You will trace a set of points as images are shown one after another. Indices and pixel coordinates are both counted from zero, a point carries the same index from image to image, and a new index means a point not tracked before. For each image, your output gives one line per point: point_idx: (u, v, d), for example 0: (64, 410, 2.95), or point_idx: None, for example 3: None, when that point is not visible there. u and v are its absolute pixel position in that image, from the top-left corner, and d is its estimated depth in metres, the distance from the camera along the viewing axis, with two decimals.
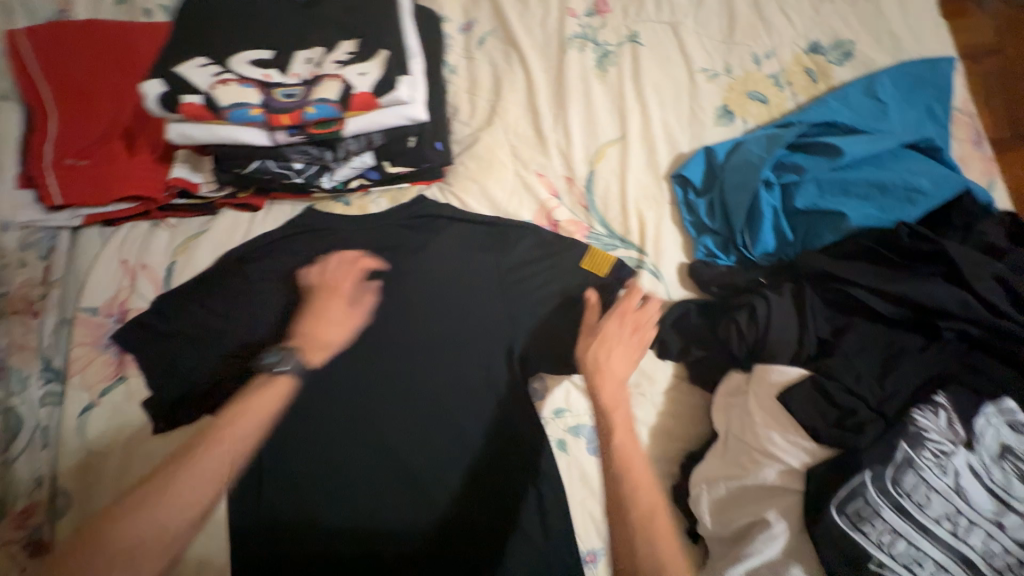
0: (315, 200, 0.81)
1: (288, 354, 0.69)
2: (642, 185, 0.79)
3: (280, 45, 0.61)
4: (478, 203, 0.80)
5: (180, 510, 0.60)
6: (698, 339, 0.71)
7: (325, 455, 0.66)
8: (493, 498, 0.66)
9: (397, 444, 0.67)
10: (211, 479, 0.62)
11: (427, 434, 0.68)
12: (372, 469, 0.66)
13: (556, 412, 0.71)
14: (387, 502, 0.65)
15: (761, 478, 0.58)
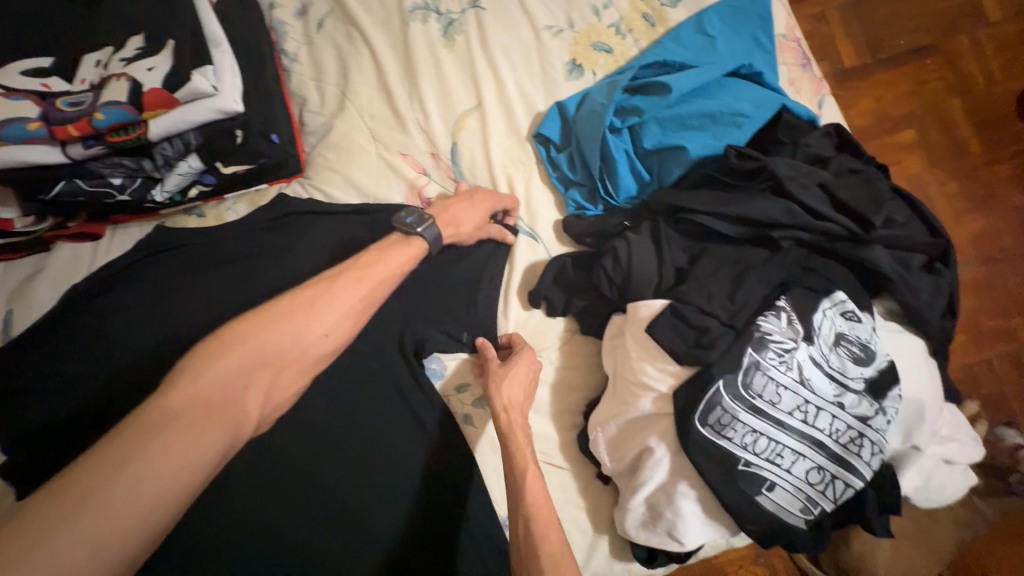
0: (164, 217, 0.74)
1: (427, 219, 0.67)
2: (506, 149, 0.79)
3: (56, 52, 0.55)
4: (344, 192, 0.77)
5: (246, 370, 0.49)
6: (579, 290, 0.73)
7: (225, 513, 0.58)
8: (403, 490, 0.64)
9: (314, 483, 0.62)
10: (318, 323, 0.55)
11: (324, 439, 0.63)
12: (267, 490, 0.60)
13: (457, 388, 0.73)
14: (317, 542, 0.60)
15: (639, 409, 0.61)
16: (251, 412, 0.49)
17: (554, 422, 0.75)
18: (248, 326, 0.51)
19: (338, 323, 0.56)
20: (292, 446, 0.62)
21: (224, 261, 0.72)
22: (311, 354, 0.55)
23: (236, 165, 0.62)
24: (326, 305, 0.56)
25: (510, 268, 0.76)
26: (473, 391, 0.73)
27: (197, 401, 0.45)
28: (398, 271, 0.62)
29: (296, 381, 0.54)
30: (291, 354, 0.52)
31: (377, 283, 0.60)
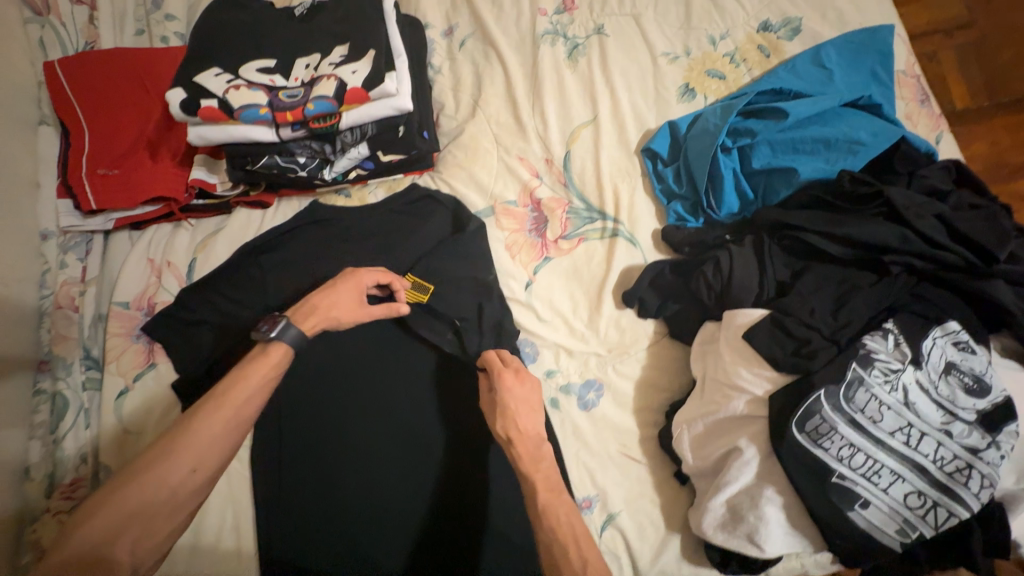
0: (319, 194, 0.88)
1: (279, 320, 0.66)
2: (615, 160, 0.86)
3: (281, 55, 0.70)
4: (467, 187, 0.87)
5: (114, 528, 0.52)
6: (673, 294, 0.78)
7: (350, 445, 0.78)
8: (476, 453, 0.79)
9: (395, 441, 0.79)
10: (182, 467, 0.55)
11: (414, 400, 0.80)
12: (376, 434, 0.79)
13: (548, 373, 0.81)
14: (403, 485, 0.77)
15: (732, 409, 0.64)
16: (121, 562, 0.52)
17: (635, 416, 0.79)
18: (110, 490, 0.54)
19: (209, 461, 0.57)
20: (392, 405, 0.80)
21: (363, 236, 0.85)
22: (183, 494, 0.55)
23: (394, 154, 0.74)
24: (191, 445, 0.56)
25: (607, 267, 0.83)
26: (563, 377, 0.81)
27: (71, 560, 0.50)
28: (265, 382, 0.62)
29: (172, 517, 0.55)
30: (159, 500, 0.54)
31: (225, 419, 0.58)
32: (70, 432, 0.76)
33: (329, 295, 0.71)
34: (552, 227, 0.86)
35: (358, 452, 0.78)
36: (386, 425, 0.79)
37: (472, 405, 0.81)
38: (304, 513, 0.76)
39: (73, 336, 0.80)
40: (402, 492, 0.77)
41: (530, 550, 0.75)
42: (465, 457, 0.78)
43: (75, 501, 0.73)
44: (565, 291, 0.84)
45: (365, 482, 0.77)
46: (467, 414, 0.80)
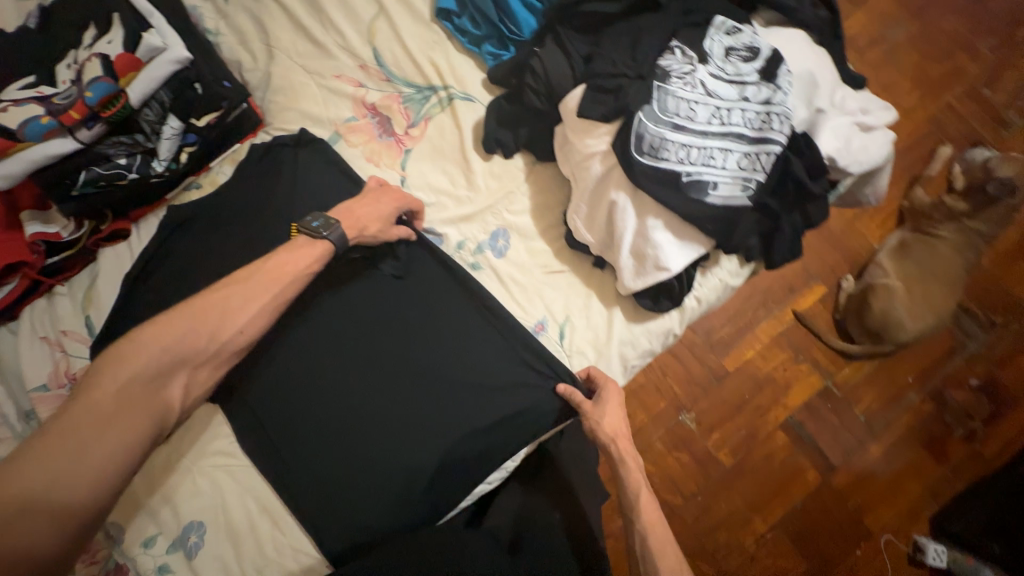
0: (172, 199, 0.88)
1: (331, 222, 0.76)
2: (419, 36, 0.89)
3: (36, 69, 0.68)
4: (302, 124, 0.89)
5: (162, 368, 0.61)
6: (520, 121, 0.85)
7: (327, 389, 0.83)
8: (439, 339, 0.84)
9: (367, 368, 0.84)
10: (215, 330, 0.65)
11: (369, 327, 0.85)
12: (349, 372, 0.84)
13: (458, 245, 0.88)
14: (391, 399, 0.83)
15: (594, 175, 0.74)
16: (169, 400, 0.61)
17: (544, 238, 0.88)
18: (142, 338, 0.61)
19: (257, 316, 0.69)
20: (352, 340, 0.84)
21: (236, 214, 0.87)
22: (227, 350, 0.67)
23: (206, 115, 0.75)
24: (230, 305, 0.67)
25: (460, 130, 0.89)
26: (472, 243, 0.88)
27: (126, 391, 0.58)
28: (303, 269, 0.73)
29: (211, 371, 0.66)
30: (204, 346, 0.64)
31: (258, 285, 0.69)
32: None
33: (368, 205, 0.80)
34: (397, 122, 0.90)
35: (338, 389, 0.83)
36: (348, 354, 0.84)
37: (417, 305, 0.85)
38: (322, 456, 0.82)
39: (8, 436, 0.79)
40: (392, 403, 0.83)
41: (513, 387, 0.82)
42: (426, 347, 0.83)
43: (102, 561, 0.78)
44: (437, 170, 0.90)
45: (355, 406, 0.83)
46: (409, 311, 0.85)
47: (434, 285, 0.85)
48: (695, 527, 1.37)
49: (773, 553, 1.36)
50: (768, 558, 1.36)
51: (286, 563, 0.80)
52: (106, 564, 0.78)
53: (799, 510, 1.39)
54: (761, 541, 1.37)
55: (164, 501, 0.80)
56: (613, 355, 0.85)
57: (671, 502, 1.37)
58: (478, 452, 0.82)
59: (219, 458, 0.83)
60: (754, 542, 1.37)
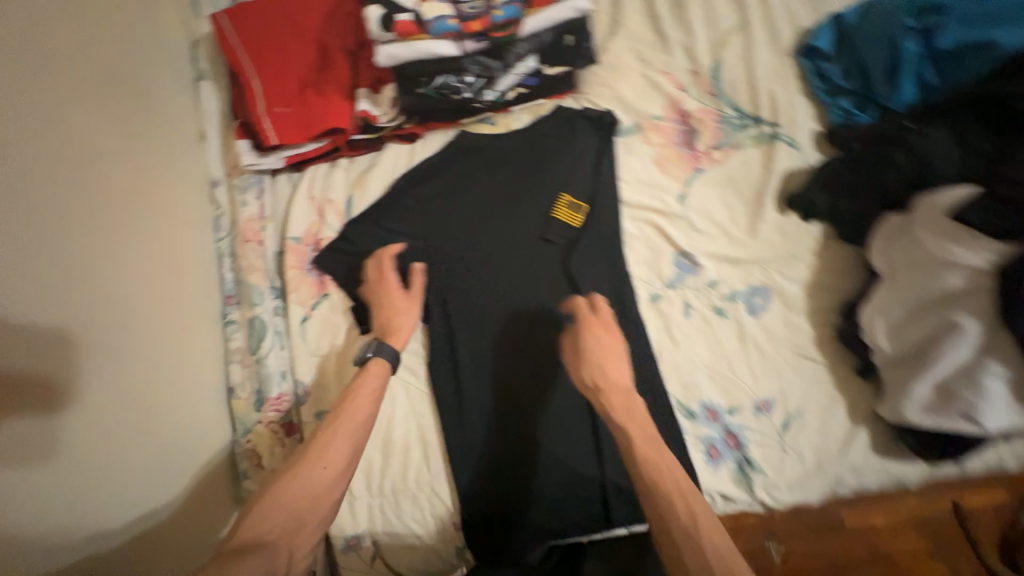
0: (466, 125, 0.90)
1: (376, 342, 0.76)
2: (769, 65, 0.84)
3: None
4: (613, 107, 0.88)
5: (286, 512, 0.61)
6: (849, 190, 0.76)
7: (520, 362, 0.82)
8: (631, 375, 0.78)
9: (548, 359, 0.82)
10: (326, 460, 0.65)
11: (557, 323, 0.82)
12: (528, 355, 0.82)
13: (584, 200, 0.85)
14: (558, 402, 0.80)
15: (942, 286, 0.65)
16: (286, 548, 0.59)
17: (809, 317, 0.78)
18: (276, 482, 0.63)
19: (345, 454, 0.66)
20: (544, 327, 0.82)
21: (518, 160, 0.88)
22: (332, 490, 0.64)
23: (557, 68, 0.83)
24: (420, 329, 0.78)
25: (767, 174, 0.82)
26: (728, 286, 0.81)
27: (249, 537, 0.58)
28: (373, 395, 0.72)
29: (321, 516, 0.63)
30: (315, 487, 0.63)
31: (356, 422, 0.68)
32: (270, 353, 0.84)
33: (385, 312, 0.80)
34: (702, 137, 0.86)
35: (521, 369, 0.82)
36: (544, 344, 0.82)
37: (624, 329, 0.80)
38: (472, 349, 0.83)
39: (260, 268, 0.87)
40: (561, 404, 0.80)
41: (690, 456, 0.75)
42: None
43: (282, 414, 0.82)
44: (721, 201, 0.84)
45: (526, 385, 0.81)
46: (609, 323, 0.80)
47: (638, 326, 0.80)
48: (654, 463, 0.61)
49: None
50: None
51: (424, 504, 0.80)
52: (282, 419, 0.82)
53: (888, 513, 0.79)
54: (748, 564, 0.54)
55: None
56: (830, 474, 0.74)
57: (613, 401, 0.68)
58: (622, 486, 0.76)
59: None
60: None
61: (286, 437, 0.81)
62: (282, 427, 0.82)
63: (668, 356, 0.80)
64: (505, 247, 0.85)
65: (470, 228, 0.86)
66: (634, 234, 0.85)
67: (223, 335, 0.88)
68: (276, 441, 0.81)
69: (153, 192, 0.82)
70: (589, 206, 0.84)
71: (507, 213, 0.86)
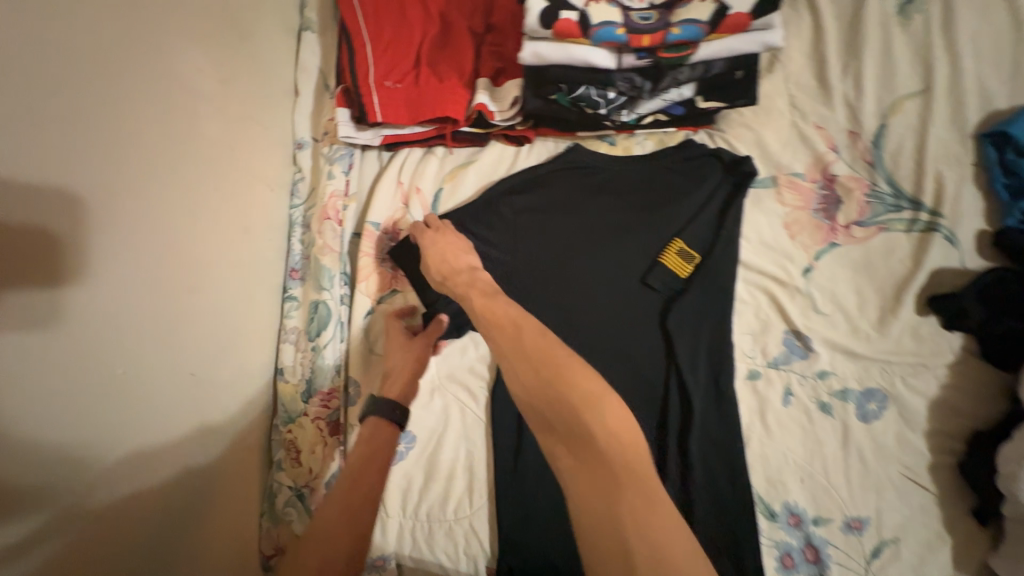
0: (581, 139, 0.83)
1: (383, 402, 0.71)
2: (945, 143, 0.73)
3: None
4: (751, 152, 0.78)
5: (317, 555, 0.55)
6: (1012, 308, 0.66)
7: None
8: (712, 455, 0.71)
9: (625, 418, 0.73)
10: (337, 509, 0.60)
11: (640, 380, 0.74)
12: None
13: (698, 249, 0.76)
14: None
15: None
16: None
17: (927, 438, 0.69)
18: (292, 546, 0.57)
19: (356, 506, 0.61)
20: (627, 381, 0.74)
21: (632, 190, 0.79)
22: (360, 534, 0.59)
23: (713, 102, 0.66)
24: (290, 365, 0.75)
25: (913, 267, 0.72)
26: (839, 381, 0.73)
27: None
28: (384, 445, 0.68)
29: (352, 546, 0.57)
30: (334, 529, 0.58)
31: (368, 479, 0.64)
32: (329, 344, 0.78)
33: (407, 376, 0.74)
34: (846, 210, 0.76)
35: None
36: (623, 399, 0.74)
37: (713, 402, 0.73)
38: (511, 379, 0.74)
39: (334, 249, 0.81)
40: None
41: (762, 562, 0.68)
42: (655, 402, 0.73)
43: (332, 410, 0.78)
44: (850, 284, 0.74)
45: None
46: (699, 393, 0.72)
47: (731, 403, 0.72)
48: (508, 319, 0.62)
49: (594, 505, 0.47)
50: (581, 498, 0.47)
51: (461, 540, 0.74)
52: (330, 415, 0.78)
53: None
54: (591, 414, 0.49)
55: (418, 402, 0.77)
56: None
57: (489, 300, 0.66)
58: None
59: (451, 383, 0.79)
60: (590, 434, 0.49)
61: (330, 436, 0.77)
62: (329, 423, 0.77)
63: (754, 444, 0.72)
64: (599, 283, 0.76)
65: (564, 252, 0.77)
66: (743, 299, 0.77)
67: (280, 311, 0.83)
68: (318, 438, 0.76)
69: (242, 146, 0.76)
70: (701, 258, 0.76)
71: (608, 246, 0.77)
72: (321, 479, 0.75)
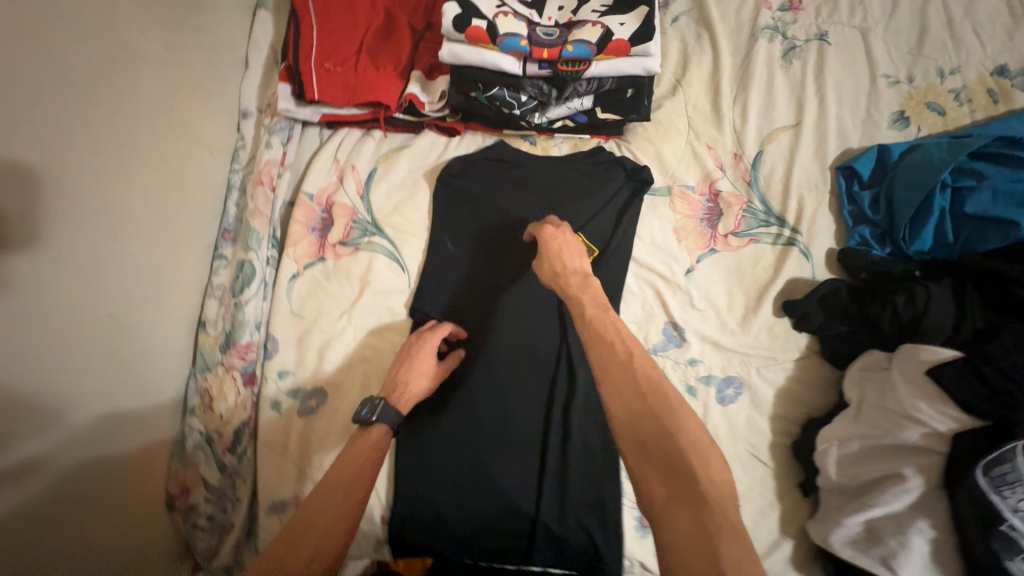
0: (505, 136, 0.91)
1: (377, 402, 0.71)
2: (808, 171, 0.85)
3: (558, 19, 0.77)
4: (651, 163, 0.89)
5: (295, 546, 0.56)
6: (843, 315, 0.78)
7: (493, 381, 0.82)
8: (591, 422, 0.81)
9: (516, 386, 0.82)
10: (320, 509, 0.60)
11: (535, 352, 0.83)
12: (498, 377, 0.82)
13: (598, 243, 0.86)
14: (515, 430, 0.81)
15: (902, 438, 0.66)
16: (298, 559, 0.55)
17: (771, 421, 0.81)
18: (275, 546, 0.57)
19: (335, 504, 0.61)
20: (523, 353, 0.83)
21: (544, 186, 0.89)
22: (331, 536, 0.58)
23: (609, 114, 0.83)
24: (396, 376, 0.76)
25: (774, 274, 0.84)
26: (705, 368, 0.83)
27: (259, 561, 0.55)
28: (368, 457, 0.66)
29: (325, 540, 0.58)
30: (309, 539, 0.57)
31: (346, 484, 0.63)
32: (251, 300, 0.82)
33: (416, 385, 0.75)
34: (725, 221, 0.87)
35: (489, 389, 0.81)
36: (516, 368, 0.83)
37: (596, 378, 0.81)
38: (446, 353, 0.82)
39: (265, 214, 0.86)
40: (518, 433, 0.80)
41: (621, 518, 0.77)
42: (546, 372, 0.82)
43: (247, 363, 0.81)
44: (723, 285, 0.85)
45: (488, 405, 0.81)
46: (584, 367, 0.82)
47: None
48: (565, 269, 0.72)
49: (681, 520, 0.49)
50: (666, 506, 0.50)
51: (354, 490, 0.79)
52: (245, 367, 0.81)
53: None
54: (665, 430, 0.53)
55: (333, 364, 0.82)
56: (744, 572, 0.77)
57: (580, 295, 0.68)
58: (550, 527, 0.77)
59: (363, 348, 0.84)
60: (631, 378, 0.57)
61: (244, 386, 0.81)
62: (242, 375, 0.81)
63: None
64: (501, 262, 0.86)
65: (478, 238, 0.87)
66: (633, 291, 0.86)
67: (208, 269, 0.87)
68: (231, 388, 0.80)
69: (189, 108, 0.81)
70: (600, 252, 0.85)
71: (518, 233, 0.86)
72: (230, 425, 0.79)
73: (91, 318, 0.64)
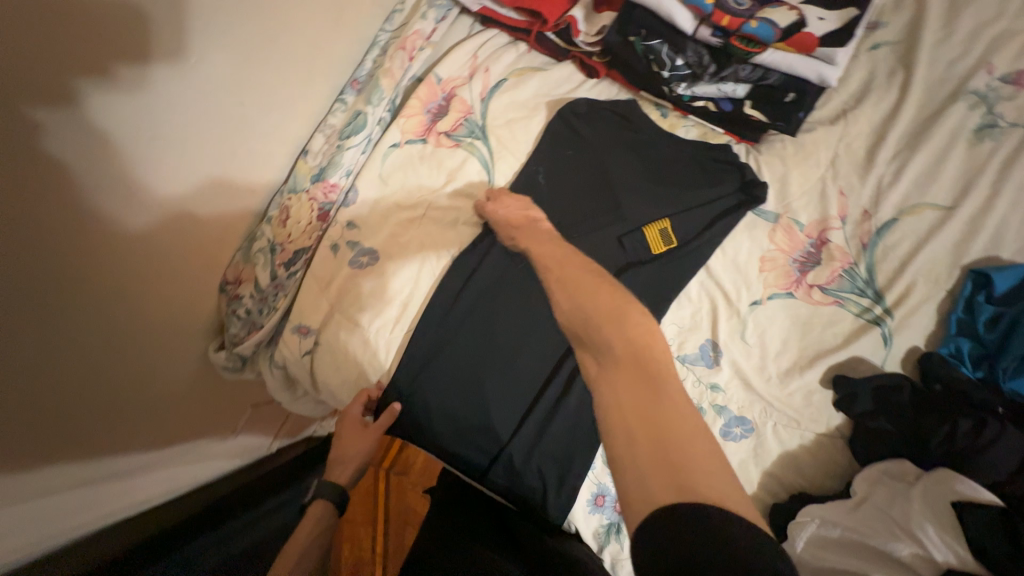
0: (639, 98, 0.91)
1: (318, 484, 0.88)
2: (934, 259, 0.77)
3: None
4: (772, 183, 0.84)
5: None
6: (895, 413, 0.73)
7: (525, 311, 0.86)
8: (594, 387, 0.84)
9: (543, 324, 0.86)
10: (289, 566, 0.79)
11: None
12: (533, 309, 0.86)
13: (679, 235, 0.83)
14: (524, 362, 0.85)
15: (890, 547, 0.62)
16: None
17: (763, 475, 0.78)
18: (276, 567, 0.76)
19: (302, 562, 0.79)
20: None
21: (655, 161, 0.86)
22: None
23: (756, 111, 0.83)
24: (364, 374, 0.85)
25: (841, 345, 0.78)
26: (723, 398, 0.81)
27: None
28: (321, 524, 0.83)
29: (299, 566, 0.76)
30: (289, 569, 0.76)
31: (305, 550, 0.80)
32: (352, 148, 0.84)
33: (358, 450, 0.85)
34: (818, 272, 0.81)
35: (519, 316, 0.86)
36: (549, 309, 0.86)
37: None
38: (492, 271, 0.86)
39: (394, 76, 0.87)
40: (525, 367, 0.84)
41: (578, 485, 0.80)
42: None
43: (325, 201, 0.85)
44: (783, 331, 0.81)
45: (511, 329, 0.85)
46: None
47: None
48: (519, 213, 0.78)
49: (625, 386, 0.45)
50: (614, 383, 0.46)
51: (362, 351, 0.84)
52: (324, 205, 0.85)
53: None
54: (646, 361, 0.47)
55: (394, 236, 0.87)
56: None
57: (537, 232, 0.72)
58: (513, 461, 0.81)
59: (426, 233, 0.88)
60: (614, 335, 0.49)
61: (316, 219, 0.85)
62: (320, 209, 0.85)
63: None
64: (580, 211, 0.85)
65: (568, 182, 0.86)
66: (691, 296, 0.84)
67: (327, 109, 0.90)
68: (304, 215, 0.83)
69: None
70: (677, 246, 0.83)
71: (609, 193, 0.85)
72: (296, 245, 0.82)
73: (207, 122, 0.65)
